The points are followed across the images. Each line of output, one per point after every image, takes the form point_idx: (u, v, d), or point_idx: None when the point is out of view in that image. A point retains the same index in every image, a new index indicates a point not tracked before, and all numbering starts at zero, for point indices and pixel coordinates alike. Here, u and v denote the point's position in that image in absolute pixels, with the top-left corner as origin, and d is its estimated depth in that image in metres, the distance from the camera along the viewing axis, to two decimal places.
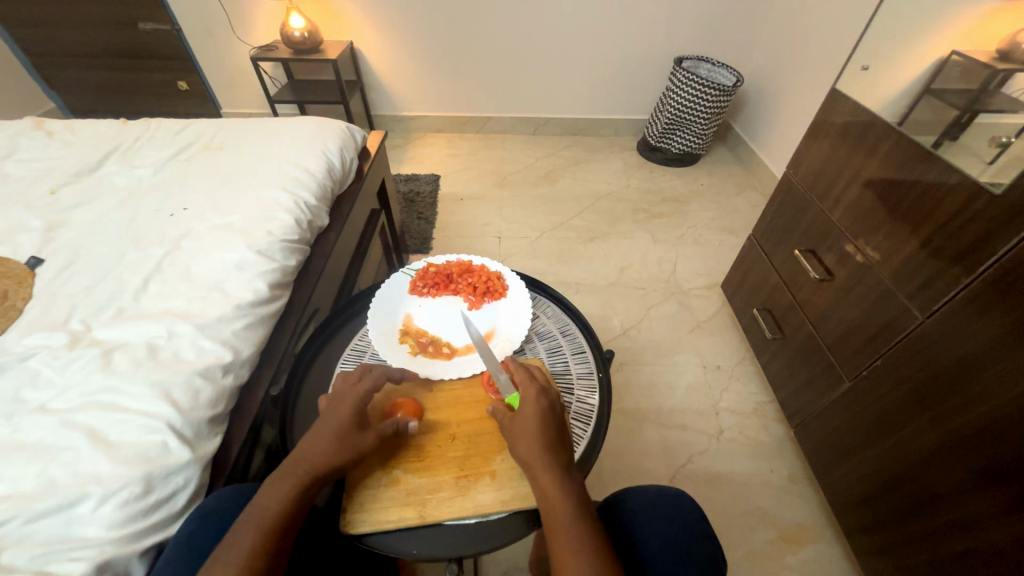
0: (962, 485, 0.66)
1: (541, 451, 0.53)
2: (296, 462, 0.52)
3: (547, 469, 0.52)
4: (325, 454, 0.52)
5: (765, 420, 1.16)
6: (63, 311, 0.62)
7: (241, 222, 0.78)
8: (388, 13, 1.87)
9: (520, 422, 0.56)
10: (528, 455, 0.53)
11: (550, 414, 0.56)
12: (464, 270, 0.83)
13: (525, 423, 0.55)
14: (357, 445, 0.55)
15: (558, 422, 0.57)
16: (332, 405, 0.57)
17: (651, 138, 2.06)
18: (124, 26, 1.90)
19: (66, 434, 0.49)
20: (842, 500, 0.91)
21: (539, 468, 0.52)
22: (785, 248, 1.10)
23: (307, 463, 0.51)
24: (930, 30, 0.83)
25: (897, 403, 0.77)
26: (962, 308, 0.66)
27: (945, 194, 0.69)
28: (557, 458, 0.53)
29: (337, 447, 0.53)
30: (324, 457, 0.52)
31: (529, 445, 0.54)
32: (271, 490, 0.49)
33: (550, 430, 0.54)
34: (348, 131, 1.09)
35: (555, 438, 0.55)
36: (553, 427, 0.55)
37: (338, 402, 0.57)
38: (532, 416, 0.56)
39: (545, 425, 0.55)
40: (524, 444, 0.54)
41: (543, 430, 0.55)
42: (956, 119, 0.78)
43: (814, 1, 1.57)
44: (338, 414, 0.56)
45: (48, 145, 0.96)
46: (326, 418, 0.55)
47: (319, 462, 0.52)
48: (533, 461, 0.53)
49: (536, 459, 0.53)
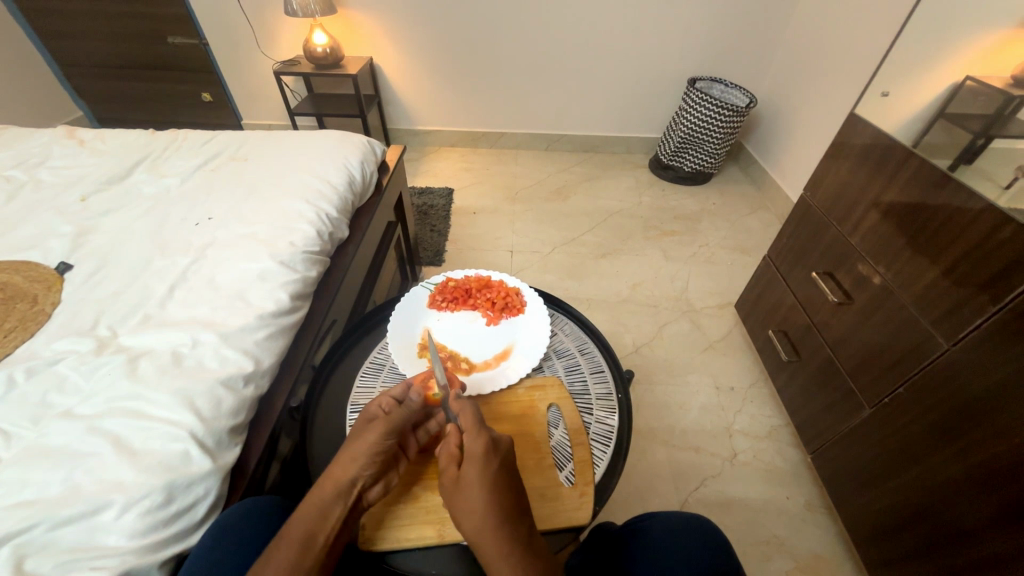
0: (991, 521, 0.64)
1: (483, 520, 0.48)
2: (324, 483, 0.51)
3: (490, 539, 0.47)
4: (348, 469, 0.52)
5: (780, 445, 1.14)
6: (91, 316, 0.63)
7: (265, 232, 0.79)
8: (407, 31, 1.92)
9: (464, 482, 0.50)
10: (477, 530, 0.48)
11: (498, 478, 0.50)
12: (483, 285, 0.83)
13: (474, 490, 0.49)
14: (373, 444, 0.53)
15: (502, 479, 0.50)
16: (365, 424, 0.56)
17: (663, 156, 2.07)
18: (153, 39, 1.96)
19: (91, 440, 0.49)
20: (863, 531, 0.88)
21: (492, 543, 0.47)
22: (802, 270, 1.09)
23: (333, 483, 0.51)
24: (944, 56, 0.83)
25: (921, 433, 0.75)
26: (991, 338, 0.65)
27: (969, 222, 0.69)
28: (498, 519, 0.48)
29: (361, 459, 0.52)
30: (352, 472, 0.52)
31: (479, 518, 0.48)
32: (301, 511, 0.49)
33: (502, 499, 0.49)
34: (369, 145, 1.11)
35: (510, 505, 0.49)
36: (501, 491, 0.50)
37: (366, 419, 0.57)
38: (479, 482, 0.49)
39: (493, 492, 0.49)
40: (471, 516, 0.48)
41: (495, 498, 0.49)
42: (971, 144, 0.77)
43: (828, 26, 1.59)
44: (367, 429, 0.55)
45: (79, 153, 0.99)
46: (356, 434, 0.55)
47: (348, 479, 0.51)
48: (486, 536, 0.47)
49: (488, 534, 0.47)
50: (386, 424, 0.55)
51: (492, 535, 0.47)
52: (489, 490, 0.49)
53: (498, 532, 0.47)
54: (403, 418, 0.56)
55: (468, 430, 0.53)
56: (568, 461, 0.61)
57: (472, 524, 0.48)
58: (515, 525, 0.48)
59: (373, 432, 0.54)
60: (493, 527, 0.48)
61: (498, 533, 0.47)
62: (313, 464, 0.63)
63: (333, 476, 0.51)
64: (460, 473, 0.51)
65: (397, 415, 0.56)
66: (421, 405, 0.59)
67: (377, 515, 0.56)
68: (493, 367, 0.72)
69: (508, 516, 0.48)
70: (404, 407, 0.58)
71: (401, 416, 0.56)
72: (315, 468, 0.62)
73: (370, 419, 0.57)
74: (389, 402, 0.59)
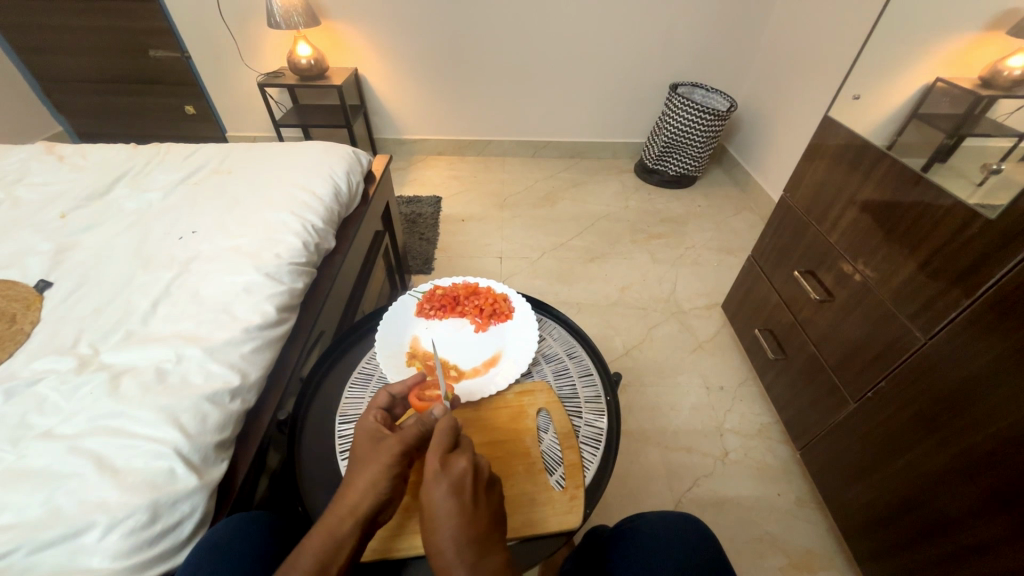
0: (973, 509, 0.66)
1: (439, 541, 0.48)
2: (341, 510, 0.50)
3: (446, 563, 0.46)
4: (358, 492, 0.51)
5: (770, 442, 1.15)
6: (71, 335, 0.62)
7: (249, 245, 0.79)
8: (392, 42, 1.94)
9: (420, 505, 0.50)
10: (432, 554, 0.48)
11: (456, 496, 0.49)
12: (471, 292, 0.84)
13: (429, 509, 0.49)
14: (388, 466, 0.52)
15: (454, 501, 0.49)
16: (373, 441, 0.56)
17: (649, 160, 2.10)
18: (135, 53, 1.95)
19: (72, 460, 0.48)
20: (853, 524, 0.89)
21: (444, 564, 0.46)
22: (784, 269, 1.11)
23: (350, 511, 0.50)
24: (915, 59, 0.86)
25: (904, 424, 0.76)
26: (964, 329, 0.67)
27: (939, 218, 0.72)
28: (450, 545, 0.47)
29: (379, 484, 0.52)
30: (368, 498, 0.51)
31: (433, 541, 0.48)
32: (311, 539, 0.47)
33: (455, 520, 0.48)
34: (354, 155, 1.11)
35: (467, 526, 0.48)
36: (453, 515, 0.48)
37: (366, 442, 0.56)
38: (436, 502, 0.49)
39: (443, 516, 0.48)
40: (431, 533, 0.48)
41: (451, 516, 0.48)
42: (943, 144, 0.81)
43: (803, 31, 1.64)
44: (378, 451, 0.54)
45: (59, 169, 0.98)
46: (363, 455, 0.54)
47: (363, 505, 0.50)
48: (442, 556, 0.47)
49: (439, 554, 0.47)
50: (401, 443, 0.54)
51: (446, 559, 0.47)
52: (440, 513, 0.48)
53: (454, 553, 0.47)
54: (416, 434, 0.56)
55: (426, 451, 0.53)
56: (559, 465, 0.61)
57: (431, 546, 0.48)
58: (474, 545, 0.47)
59: (386, 454, 0.53)
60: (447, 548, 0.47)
61: (455, 553, 0.47)
62: (302, 476, 0.62)
63: (342, 505, 0.50)
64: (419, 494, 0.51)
65: (412, 430, 0.55)
66: (442, 420, 0.58)
67: (386, 535, 0.56)
68: (483, 373, 0.72)
69: (465, 537, 0.48)
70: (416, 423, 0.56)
71: (414, 431, 0.55)
72: (304, 481, 0.62)
73: (375, 437, 0.56)
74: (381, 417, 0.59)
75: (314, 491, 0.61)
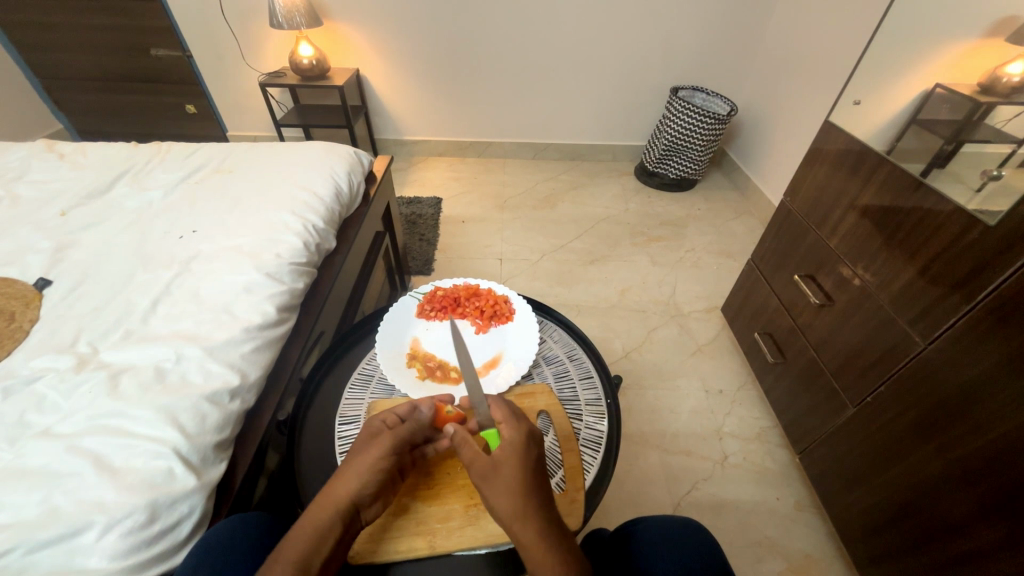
0: (972, 514, 0.66)
1: (522, 505, 0.49)
2: (325, 501, 0.50)
3: (529, 523, 0.49)
4: (349, 483, 0.52)
5: (769, 446, 1.15)
6: (70, 333, 0.62)
7: (250, 244, 0.79)
8: (394, 43, 1.94)
9: (499, 474, 0.51)
10: (512, 516, 0.49)
11: (531, 464, 0.52)
12: (472, 293, 0.84)
13: (510, 475, 0.51)
14: (377, 459, 0.53)
15: (535, 467, 0.52)
16: (366, 438, 0.56)
17: (649, 164, 2.11)
18: (137, 51, 1.95)
19: (71, 459, 0.48)
20: (851, 528, 0.89)
21: (528, 524, 0.48)
22: (784, 273, 1.12)
23: (333, 503, 0.50)
24: (914, 65, 0.86)
25: (903, 429, 0.77)
26: (964, 335, 0.67)
27: (939, 224, 0.72)
28: (533, 507, 0.49)
29: (364, 478, 0.52)
30: (352, 490, 0.51)
31: (513, 505, 0.49)
32: (296, 532, 0.48)
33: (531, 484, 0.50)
34: (355, 156, 1.11)
35: (540, 491, 0.51)
36: (534, 478, 0.52)
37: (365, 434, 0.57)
38: (514, 467, 0.51)
39: (526, 481, 0.51)
40: (505, 498, 0.50)
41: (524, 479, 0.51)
42: (942, 149, 0.81)
43: (803, 37, 1.64)
44: (371, 445, 0.55)
45: (59, 167, 0.97)
46: (357, 448, 0.55)
47: (347, 497, 0.51)
48: (519, 518, 0.49)
49: (523, 515, 0.49)
50: (390, 440, 0.55)
51: (530, 520, 0.49)
52: (526, 478, 0.51)
53: (528, 514, 0.49)
54: (407, 432, 0.57)
55: (502, 424, 0.55)
56: (558, 468, 0.61)
57: (509, 510, 0.49)
58: (545, 512, 0.50)
59: (376, 449, 0.54)
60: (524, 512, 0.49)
61: (530, 516, 0.49)
62: (300, 477, 0.62)
63: (332, 496, 0.51)
64: (497, 463, 0.52)
65: (403, 428, 0.57)
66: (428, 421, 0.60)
67: (371, 533, 0.54)
68: (483, 375, 0.72)
69: (538, 502, 0.50)
70: (410, 423, 0.58)
71: (406, 429, 0.57)
72: (304, 480, 0.62)
73: (373, 435, 0.56)
74: (392, 418, 0.59)
75: (312, 491, 0.61)
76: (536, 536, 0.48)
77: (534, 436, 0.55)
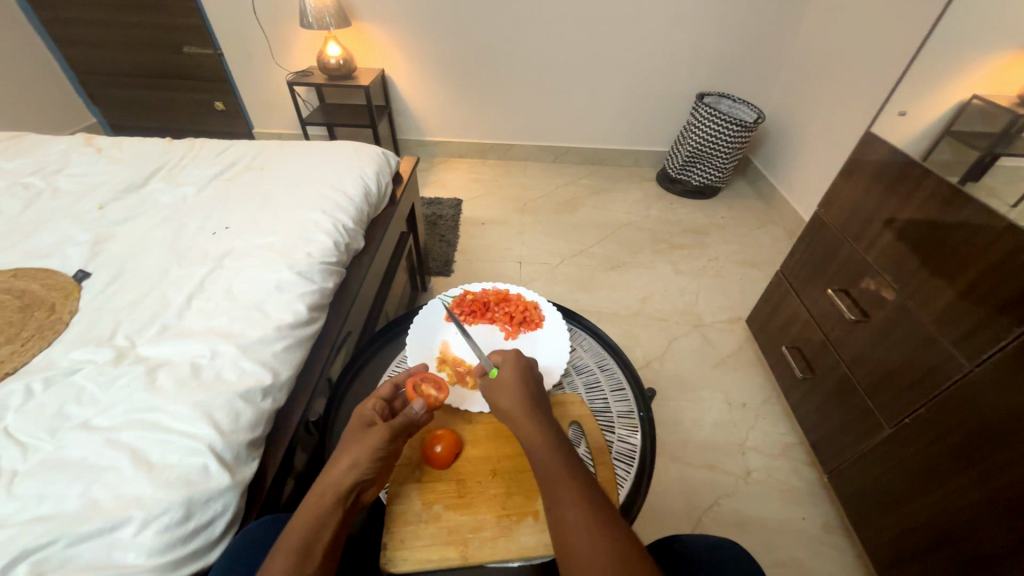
0: (1020, 548, 0.62)
1: (518, 400, 0.58)
2: (326, 489, 0.50)
3: (524, 414, 0.57)
4: (348, 467, 0.51)
5: (794, 463, 1.12)
6: (108, 327, 0.63)
7: (282, 243, 0.79)
8: (419, 44, 1.95)
9: (499, 380, 0.61)
10: (510, 408, 0.58)
11: (530, 375, 0.62)
12: (501, 299, 0.82)
13: (505, 379, 0.60)
14: (372, 447, 0.52)
15: (528, 376, 0.61)
16: (360, 426, 0.56)
17: (672, 170, 2.08)
18: (169, 49, 1.99)
19: (110, 453, 0.48)
20: (884, 553, 0.86)
21: (521, 413, 0.57)
22: (816, 287, 1.09)
23: (334, 490, 0.49)
24: (953, 74, 0.83)
25: (945, 455, 0.73)
26: (1016, 359, 0.64)
27: (989, 241, 0.69)
28: (525, 401, 0.58)
29: (362, 465, 0.51)
30: (351, 477, 0.51)
31: (510, 400, 0.58)
32: (300, 515, 0.47)
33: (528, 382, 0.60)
34: (383, 156, 1.12)
35: (531, 392, 0.60)
36: (530, 383, 0.61)
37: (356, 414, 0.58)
38: (510, 372, 0.61)
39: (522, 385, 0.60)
40: (507, 397, 0.58)
41: (524, 386, 0.60)
42: (978, 161, 0.78)
43: (836, 44, 1.61)
44: (366, 432, 0.54)
45: (97, 161, 1.00)
46: (352, 432, 0.55)
47: (347, 483, 0.50)
48: (512, 410, 0.57)
49: (515, 408, 0.57)
50: (387, 429, 0.54)
51: (523, 409, 0.57)
52: (520, 381, 0.60)
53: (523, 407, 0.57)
54: (402, 423, 0.56)
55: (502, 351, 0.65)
56: None
57: (506, 406, 0.58)
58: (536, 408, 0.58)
59: (374, 436, 0.53)
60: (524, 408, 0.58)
61: (523, 409, 0.57)
62: None
63: (335, 480, 0.50)
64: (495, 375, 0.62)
65: (397, 419, 0.56)
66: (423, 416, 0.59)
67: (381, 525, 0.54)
68: None
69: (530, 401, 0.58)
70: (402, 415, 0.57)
71: (401, 422, 0.56)
72: None
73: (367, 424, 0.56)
74: (381, 405, 0.59)
75: None
76: (528, 421, 0.56)
77: (531, 364, 0.65)
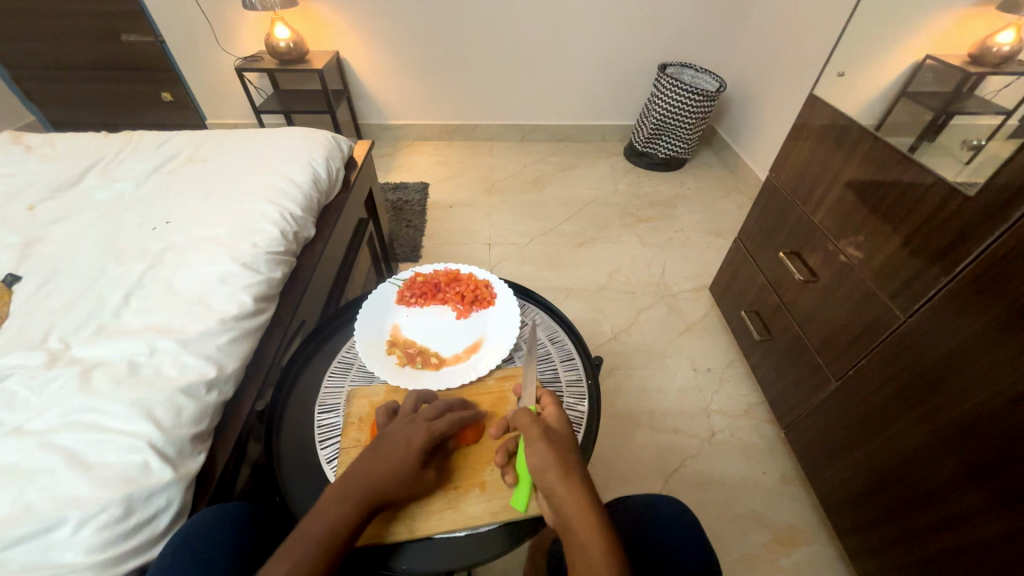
0: (950, 482, 0.67)
1: (569, 466, 0.51)
2: (354, 489, 0.50)
3: (576, 486, 0.50)
4: (386, 475, 0.51)
5: (755, 422, 1.16)
6: (40, 330, 0.61)
7: (225, 234, 0.77)
8: (373, 23, 1.88)
9: (552, 436, 0.53)
10: (557, 474, 0.50)
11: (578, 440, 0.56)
12: (452, 278, 0.83)
13: (557, 437, 0.54)
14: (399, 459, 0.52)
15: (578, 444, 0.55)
16: (394, 437, 0.54)
17: (637, 143, 2.08)
18: (106, 38, 1.88)
19: (43, 456, 0.47)
20: (836, 498, 0.91)
21: (569, 481, 0.50)
22: (770, 250, 1.11)
23: (358, 494, 0.50)
24: (903, 32, 0.85)
25: (885, 401, 0.77)
26: (945, 306, 0.67)
27: (922, 195, 0.71)
28: (578, 471, 0.51)
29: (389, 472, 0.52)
30: (380, 484, 0.51)
31: (558, 463, 0.51)
32: (320, 513, 0.48)
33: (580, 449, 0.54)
34: (334, 141, 1.09)
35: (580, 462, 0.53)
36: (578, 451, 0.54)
37: (400, 423, 0.56)
38: (561, 430, 0.55)
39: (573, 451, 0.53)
40: (558, 461, 0.51)
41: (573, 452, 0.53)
42: (931, 123, 0.80)
43: (792, 8, 1.61)
44: (401, 448, 0.53)
45: (26, 159, 0.94)
46: (394, 438, 0.54)
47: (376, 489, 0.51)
48: (564, 477, 0.50)
49: (565, 475, 0.50)
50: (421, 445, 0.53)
51: (575, 477, 0.50)
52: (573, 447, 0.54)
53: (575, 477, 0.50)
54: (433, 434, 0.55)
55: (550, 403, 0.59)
56: None
57: (555, 469, 0.51)
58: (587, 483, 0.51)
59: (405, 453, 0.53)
60: (544, 430, 0.54)
61: (570, 476, 0.50)
62: (281, 466, 0.62)
63: (365, 488, 0.50)
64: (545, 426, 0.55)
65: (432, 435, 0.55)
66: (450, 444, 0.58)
67: (381, 517, 0.55)
68: (464, 360, 0.72)
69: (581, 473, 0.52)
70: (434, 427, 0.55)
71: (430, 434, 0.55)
72: (284, 468, 0.62)
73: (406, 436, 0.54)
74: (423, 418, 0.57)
75: (294, 478, 0.61)
76: (577, 494, 0.49)
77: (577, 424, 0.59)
